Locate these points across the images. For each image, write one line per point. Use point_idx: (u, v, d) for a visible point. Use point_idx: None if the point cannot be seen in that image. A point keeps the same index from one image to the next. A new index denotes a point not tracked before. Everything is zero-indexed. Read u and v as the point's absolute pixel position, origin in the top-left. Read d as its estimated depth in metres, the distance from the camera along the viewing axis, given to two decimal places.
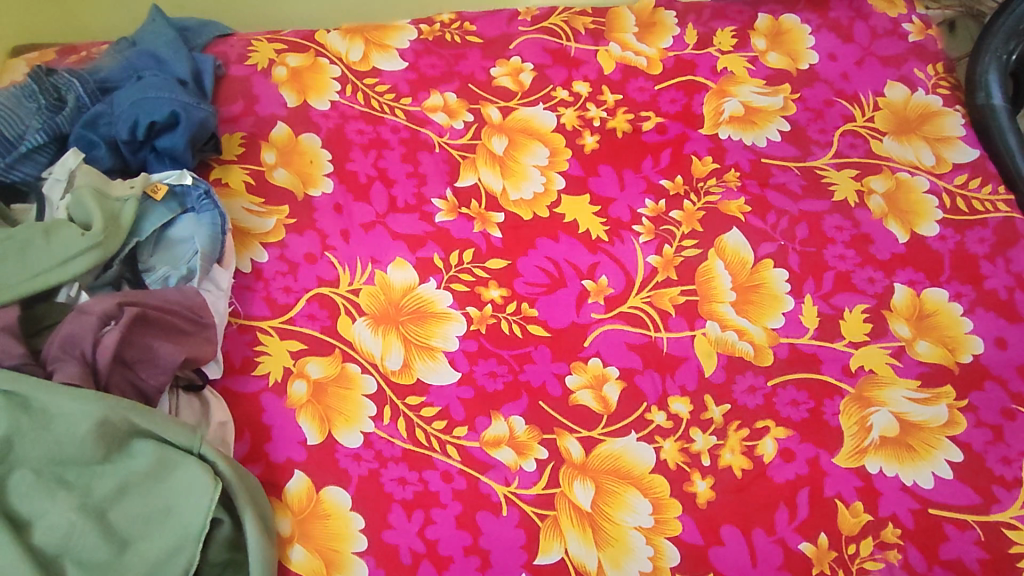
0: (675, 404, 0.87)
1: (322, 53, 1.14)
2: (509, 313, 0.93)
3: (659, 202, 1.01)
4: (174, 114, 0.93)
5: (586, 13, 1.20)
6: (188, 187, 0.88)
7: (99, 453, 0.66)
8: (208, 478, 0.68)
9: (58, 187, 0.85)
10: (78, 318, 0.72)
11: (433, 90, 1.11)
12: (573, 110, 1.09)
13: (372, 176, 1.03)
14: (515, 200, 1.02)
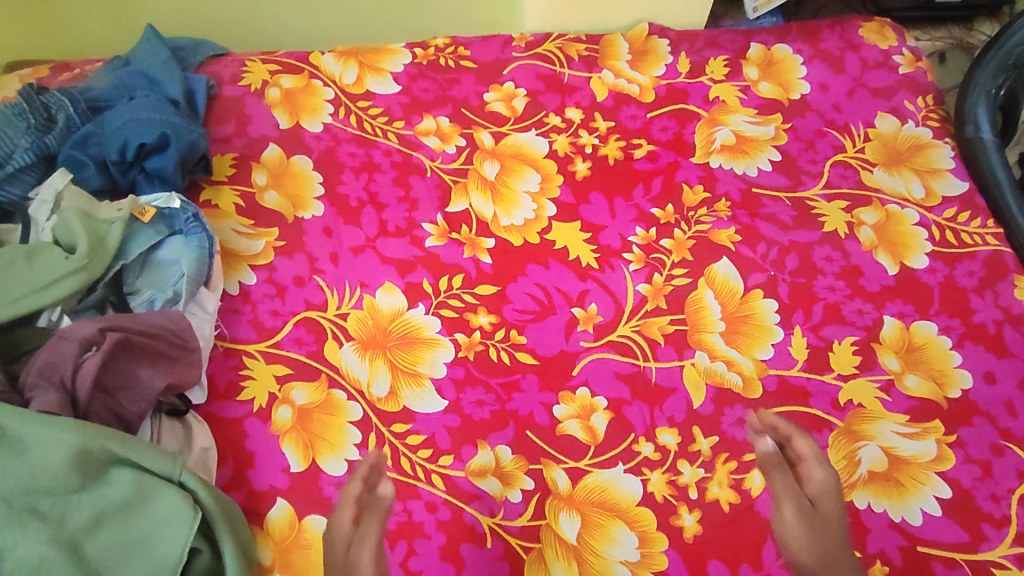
0: (662, 436, 0.86)
1: (316, 75, 1.14)
2: (497, 340, 0.92)
3: (650, 229, 1.01)
4: (164, 136, 0.93)
5: (580, 39, 1.21)
6: (177, 210, 0.87)
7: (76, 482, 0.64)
8: (188, 507, 0.67)
9: (45, 208, 0.85)
10: (58, 344, 0.71)
11: (426, 114, 1.11)
12: (565, 137, 1.10)
13: (362, 199, 1.02)
14: (506, 226, 1.02)
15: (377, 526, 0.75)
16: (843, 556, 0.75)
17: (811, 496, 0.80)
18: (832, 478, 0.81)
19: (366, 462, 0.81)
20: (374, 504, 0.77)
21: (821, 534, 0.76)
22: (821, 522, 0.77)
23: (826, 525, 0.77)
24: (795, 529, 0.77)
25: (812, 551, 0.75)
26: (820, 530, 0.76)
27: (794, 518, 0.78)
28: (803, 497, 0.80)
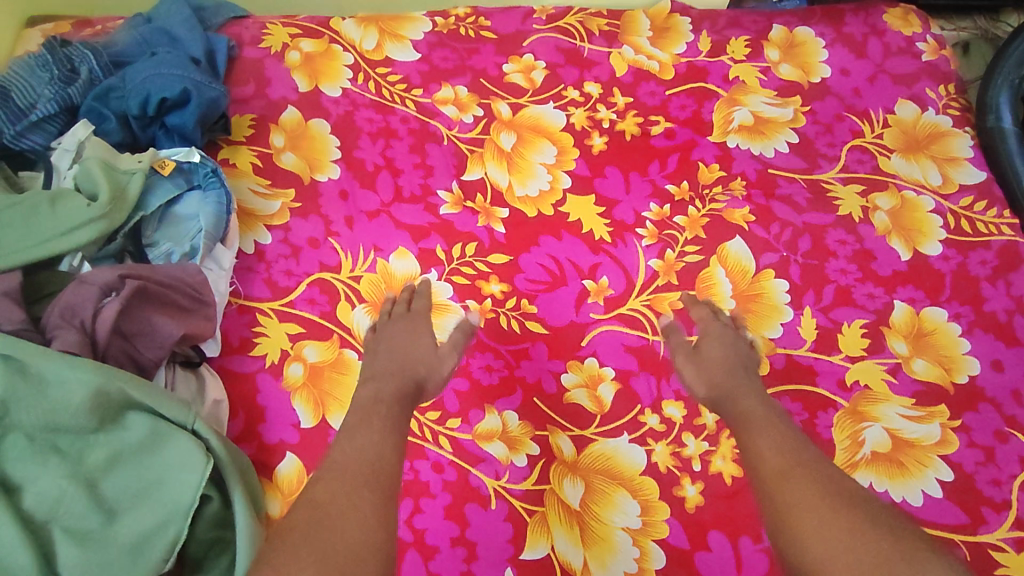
0: (668, 408, 0.87)
1: (336, 40, 1.15)
2: (508, 308, 0.93)
3: (664, 206, 1.02)
4: (186, 91, 0.94)
5: (601, 14, 1.20)
6: (196, 164, 0.88)
7: (92, 422, 0.65)
8: (200, 454, 0.67)
9: (67, 157, 0.86)
10: (79, 288, 0.71)
11: (444, 83, 1.11)
12: (582, 111, 1.09)
13: (379, 164, 1.03)
14: (520, 197, 1.02)
15: (409, 332, 0.84)
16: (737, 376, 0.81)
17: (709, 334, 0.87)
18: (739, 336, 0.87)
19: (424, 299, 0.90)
20: (382, 326, 0.86)
21: (721, 353, 0.84)
22: (739, 351, 0.85)
23: (743, 355, 0.85)
24: (714, 350, 0.85)
25: (720, 370, 0.82)
26: (738, 359, 0.84)
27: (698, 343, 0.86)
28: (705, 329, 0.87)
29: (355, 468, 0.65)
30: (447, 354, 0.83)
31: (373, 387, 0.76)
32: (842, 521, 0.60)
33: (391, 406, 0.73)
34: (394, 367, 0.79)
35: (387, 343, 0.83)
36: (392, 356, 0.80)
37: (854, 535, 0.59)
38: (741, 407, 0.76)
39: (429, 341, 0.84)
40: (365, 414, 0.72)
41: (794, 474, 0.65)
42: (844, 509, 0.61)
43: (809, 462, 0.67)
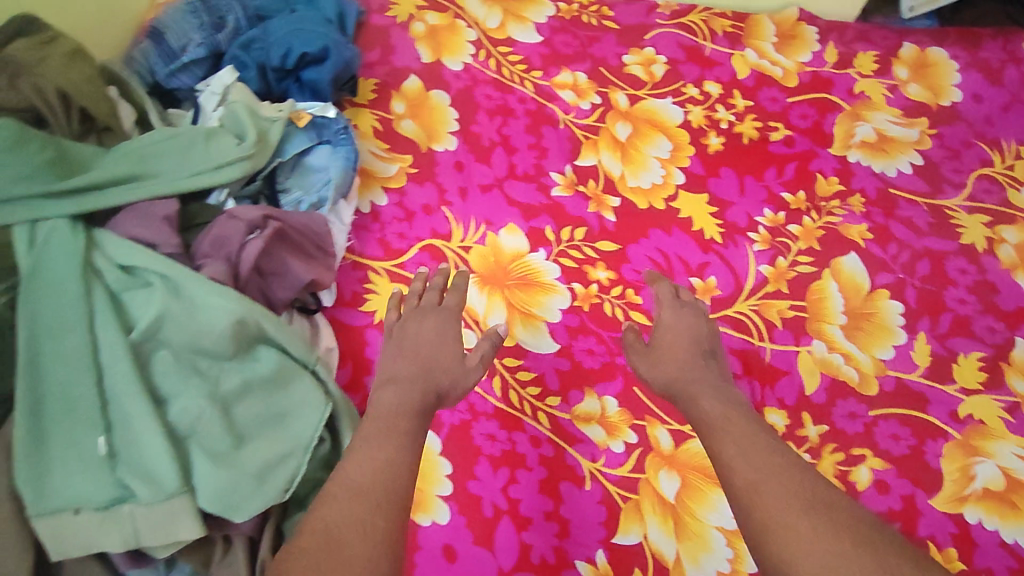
0: (771, 415, 0.86)
1: (461, 16, 1.16)
2: (613, 296, 0.93)
3: (778, 213, 1.00)
4: (325, 49, 0.96)
5: (726, 15, 1.18)
6: (330, 120, 0.91)
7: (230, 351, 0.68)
8: (320, 396, 0.72)
9: (213, 99, 0.89)
10: (227, 222, 0.73)
11: (565, 68, 1.11)
12: (701, 109, 1.08)
13: (495, 141, 1.04)
14: (632, 187, 1.01)
15: (434, 332, 0.75)
16: (703, 370, 0.74)
17: (666, 323, 0.80)
18: (700, 321, 0.80)
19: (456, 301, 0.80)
20: (410, 314, 0.78)
21: (679, 342, 0.78)
22: (700, 333, 0.79)
23: (707, 342, 0.78)
24: (672, 339, 0.78)
25: (673, 358, 0.76)
26: (696, 343, 0.78)
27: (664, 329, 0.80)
28: (666, 315, 0.81)
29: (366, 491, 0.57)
30: (467, 366, 0.74)
31: (393, 391, 0.68)
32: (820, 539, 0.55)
33: (410, 420, 0.65)
34: (414, 370, 0.70)
35: (411, 338, 0.75)
36: (412, 358, 0.72)
37: (852, 555, 0.54)
38: (714, 402, 0.69)
39: (455, 350, 0.74)
40: (382, 429, 0.63)
41: (772, 487, 0.59)
42: (840, 520, 0.56)
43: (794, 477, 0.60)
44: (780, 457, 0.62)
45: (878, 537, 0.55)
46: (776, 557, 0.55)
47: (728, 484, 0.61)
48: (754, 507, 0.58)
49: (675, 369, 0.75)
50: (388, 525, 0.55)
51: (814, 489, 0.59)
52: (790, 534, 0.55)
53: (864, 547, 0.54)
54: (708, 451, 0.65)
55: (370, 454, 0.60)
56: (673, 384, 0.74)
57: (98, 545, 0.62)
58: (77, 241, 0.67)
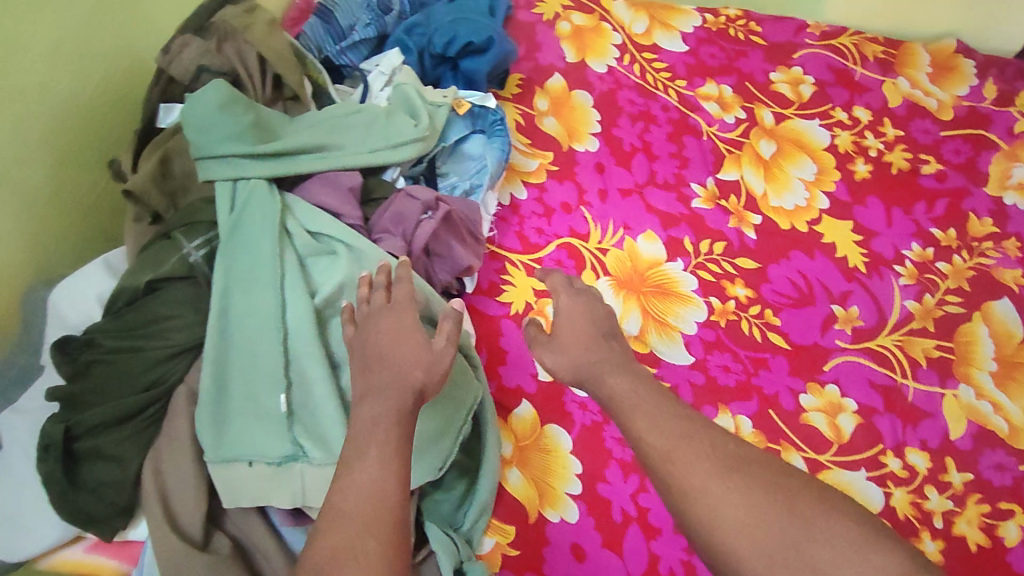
0: (912, 456, 0.83)
1: (607, 19, 1.16)
2: (751, 314, 0.92)
3: (927, 249, 0.96)
4: (489, 40, 0.98)
5: (878, 41, 1.16)
6: (488, 111, 0.93)
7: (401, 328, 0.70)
8: (471, 380, 0.75)
9: (381, 79, 0.91)
10: (406, 200, 0.76)
11: (710, 80, 1.10)
12: (849, 134, 1.06)
13: (636, 146, 1.04)
14: (774, 207, 1.00)
15: (396, 326, 0.58)
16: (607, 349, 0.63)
17: (559, 310, 0.67)
18: (586, 301, 0.68)
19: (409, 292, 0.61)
20: (367, 322, 0.60)
21: (586, 330, 0.65)
22: (598, 314, 0.67)
23: (606, 323, 0.66)
24: (574, 325, 0.65)
25: (579, 346, 0.64)
26: (598, 324, 0.66)
27: (564, 313, 0.67)
28: (564, 301, 0.68)
29: (356, 510, 0.49)
30: (424, 355, 0.56)
31: (374, 404, 0.54)
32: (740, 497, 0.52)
33: (392, 432, 0.53)
34: (387, 379, 0.55)
35: (376, 342, 0.58)
36: (381, 365, 0.56)
37: (770, 512, 0.51)
38: (621, 378, 0.60)
39: (420, 339, 0.57)
40: (361, 440, 0.52)
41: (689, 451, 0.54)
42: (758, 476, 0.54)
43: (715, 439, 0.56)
44: (653, 404, 0.58)
45: (794, 484, 0.53)
46: (697, 523, 0.52)
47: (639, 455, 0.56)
48: (679, 478, 0.53)
49: (583, 356, 0.63)
50: (382, 548, 0.48)
51: (738, 449, 0.55)
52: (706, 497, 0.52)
53: (779, 494, 0.52)
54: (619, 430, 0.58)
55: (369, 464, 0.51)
56: (579, 370, 0.62)
57: (263, 498, 0.63)
58: (269, 208, 0.69)
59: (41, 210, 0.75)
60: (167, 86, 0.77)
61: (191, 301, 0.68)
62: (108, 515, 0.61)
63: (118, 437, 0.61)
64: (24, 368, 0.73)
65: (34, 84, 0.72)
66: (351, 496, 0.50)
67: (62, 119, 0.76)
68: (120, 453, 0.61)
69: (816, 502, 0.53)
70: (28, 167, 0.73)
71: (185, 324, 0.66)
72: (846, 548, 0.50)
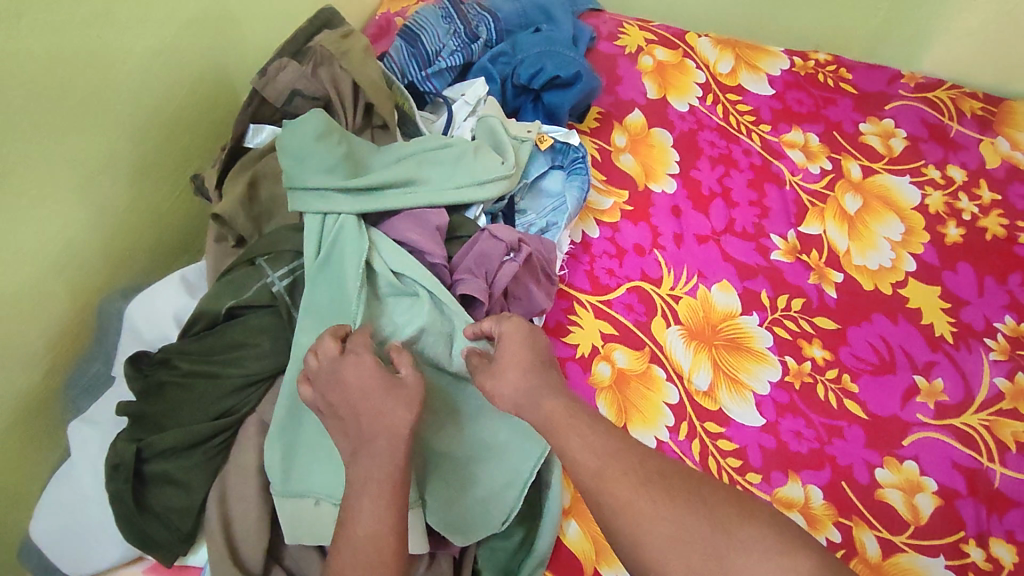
0: (996, 547, 0.78)
1: (691, 56, 1.14)
2: (827, 377, 0.88)
3: (1021, 323, 0.91)
4: (577, 75, 0.97)
5: (976, 97, 1.11)
6: (570, 147, 0.91)
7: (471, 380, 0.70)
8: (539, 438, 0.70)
9: (465, 109, 0.91)
10: (490, 240, 0.75)
11: (796, 127, 1.07)
12: (942, 194, 1.01)
13: (714, 191, 1.01)
14: (858, 266, 0.96)
15: (361, 369, 0.58)
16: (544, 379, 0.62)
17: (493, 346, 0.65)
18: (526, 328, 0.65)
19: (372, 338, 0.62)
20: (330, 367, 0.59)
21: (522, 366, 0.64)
22: (539, 343, 0.65)
23: (543, 354, 0.64)
24: (511, 354, 0.63)
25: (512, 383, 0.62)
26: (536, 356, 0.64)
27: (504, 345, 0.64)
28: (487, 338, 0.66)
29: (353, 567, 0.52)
30: (398, 397, 0.57)
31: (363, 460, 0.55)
32: (658, 508, 0.54)
33: (383, 488, 0.54)
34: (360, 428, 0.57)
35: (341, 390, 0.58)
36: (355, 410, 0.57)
37: (690, 518, 0.53)
38: (555, 401, 0.60)
39: (389, 380, 0.58)
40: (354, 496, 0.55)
41: (611, 467, 0.56)
42: (674, 485, 0.55)
43: (637, 455, 0.58)
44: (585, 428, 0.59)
45: (711, 493, 0.55)
46: (623, 540, 0.54)
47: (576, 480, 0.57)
48: (602, 496, 0.55)
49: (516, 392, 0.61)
50: None
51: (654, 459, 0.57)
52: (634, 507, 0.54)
53: (699, 504, 0.54)
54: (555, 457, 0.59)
55: (373, 512, 0.54)
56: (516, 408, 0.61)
57: (320, 536, 0.62)
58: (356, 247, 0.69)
59: (122, 219, 0.76)
60: (258, 107, 0.77)
61: (270, 330, 0.66)
62: (170, 541, 0.61)
63: (187, 464, 0.61)
64: (95, 377, 0.73)
65: (128, 95, 0.72)
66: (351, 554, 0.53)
67: (149, 130, 0.77)
68: (187, 481, 0.61)
69: (736, 512, 0.54)
70: (114, 175, 0.74)
71: (261, 354, 0.65)
72: (764, 555, 0.51)
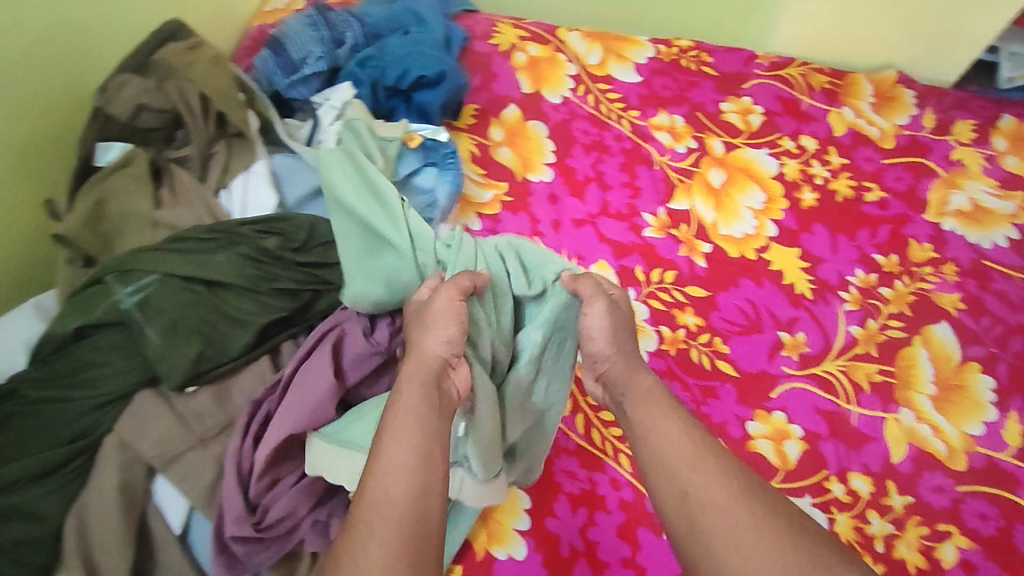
0: (854, 480, 0.84)
1: (562, 50, 1.19)
2: (700, 343, 0.93)
3: (870, 274, 0.99)
4: (442, 73, 1.00)
5: (823, 71, 1.20)
6: (440, 143, 0.94)
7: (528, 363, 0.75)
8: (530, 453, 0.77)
9: (331, 113, 0.92)
10: None
11: (662, 110, 1.13)
12: (796, 163, 1.09)
13: (589, 176, 1.06)
14: (724, 235, 1.02)
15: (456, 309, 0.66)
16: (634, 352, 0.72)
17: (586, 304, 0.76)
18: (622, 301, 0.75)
19: (464, 273, 0.68)
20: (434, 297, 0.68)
21: (621, 328, 0.72)
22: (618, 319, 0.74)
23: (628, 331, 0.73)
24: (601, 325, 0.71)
25: (613, 343, 0.71)
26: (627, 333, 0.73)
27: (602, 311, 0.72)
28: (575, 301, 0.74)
29: (394, 496, 0.54)
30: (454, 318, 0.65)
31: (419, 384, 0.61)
32: (757, 522, 0.55)
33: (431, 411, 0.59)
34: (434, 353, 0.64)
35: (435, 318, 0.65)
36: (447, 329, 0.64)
37: (789, 544, 0.54)
38: (646, 376, 0.69)
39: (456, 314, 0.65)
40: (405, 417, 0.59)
41: (714, 474, 0.59)
42: (776, 509, 0.56)
43: (733, 470, 0.60)
44: (680, 421, 0.64)
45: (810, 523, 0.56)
46: (706, 535, 0.56)
47: (657, 465, 0.62)
48: (692, 488, 0.58)
49: (624, 353, 0.70)
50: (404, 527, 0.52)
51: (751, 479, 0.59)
52: (729, 518, 0.56)
53: (798, 532, 0.55)
54: (636, 424, 0.66)
55: (406, 442, 0.57)
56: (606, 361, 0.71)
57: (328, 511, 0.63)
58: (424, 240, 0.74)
59: None
60: (104, 124, 0.75)
61: (123, 347, 0.66)
62: None
63: (39, 493, 0.60)
64: None
65: None
66: (392, 482, 0.54)
67: None
68: (40, 509, 0.60)
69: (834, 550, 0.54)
70: None
71: (114, 372, 0.65)
72: None
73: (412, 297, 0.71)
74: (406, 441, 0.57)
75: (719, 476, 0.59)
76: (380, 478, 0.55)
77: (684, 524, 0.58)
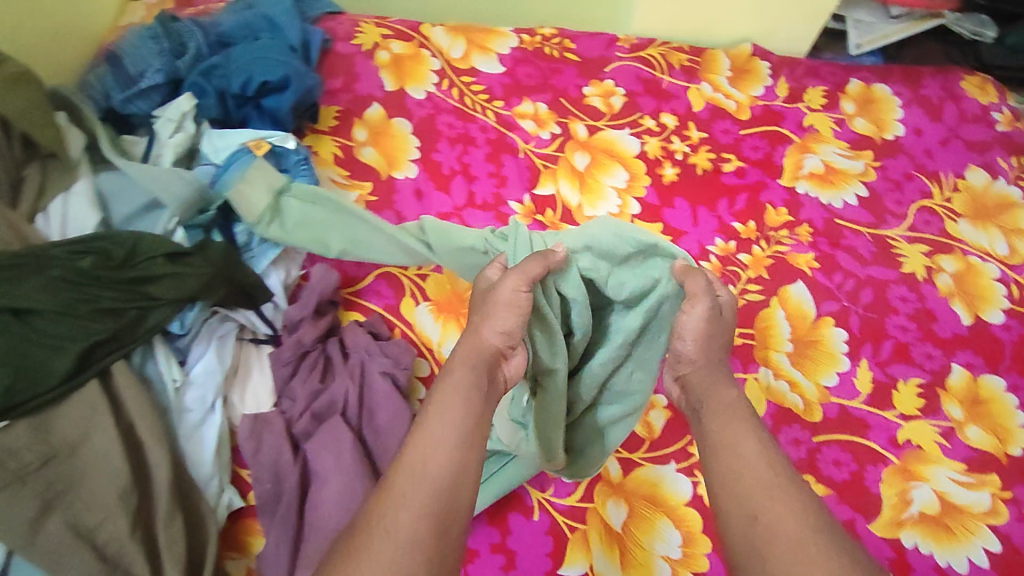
0: None
1: (425, 46, 1.18)
2: None
3: (729, 243, 1.03)
4: (286, 77, 0.98)
5: (683, 50, 1.23)
6: (289, 151, 0.93)
7: (578, 342, 0.76)
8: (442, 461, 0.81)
9: (168, 126, 0.91)
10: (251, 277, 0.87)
11: (526, 98, 1.14)
12: (657, 140, 1.12)
13: (454, 169, 1.06)
14: (589, 217, 1.03)
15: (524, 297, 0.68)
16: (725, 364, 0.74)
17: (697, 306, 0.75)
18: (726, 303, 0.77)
19: (534, 259, 0.70)
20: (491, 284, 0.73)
21: (715, 336, 0.74)
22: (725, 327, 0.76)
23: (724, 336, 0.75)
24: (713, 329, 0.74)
25: (703, 346, 0.73)
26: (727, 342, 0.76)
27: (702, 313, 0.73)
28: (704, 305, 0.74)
29: (432, 477, 0.59)
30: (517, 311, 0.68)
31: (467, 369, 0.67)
32: (819, 552, 0.55)
33: (473, 400, 0.64)
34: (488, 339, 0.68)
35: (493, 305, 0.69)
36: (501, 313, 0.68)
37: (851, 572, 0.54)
38: (729, 390, 0.71)
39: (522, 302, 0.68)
40: (447, 401, 0.64)
41: (776, 501, 0.60)
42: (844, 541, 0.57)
43: (809, 505, 0.60)
44: (761, 445, 0.65)
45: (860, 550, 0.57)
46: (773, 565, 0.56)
47: (727, 476, 0.63)
48: (762, 515, 0.59)
49: (709, 356, 0.73)
50: (430, 508, 0.57)
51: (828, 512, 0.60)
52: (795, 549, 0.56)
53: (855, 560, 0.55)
54: (718, 442, 0.66)
55: (448, 423, 0.62)
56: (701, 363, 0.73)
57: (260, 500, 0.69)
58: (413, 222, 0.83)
59: None
60: None
61: None
62: None
63: None
64: None
65: None
66: (427, 464, 0.59)
67: None
68: None
69: None
70: None
71: None
72: None
73: (485, 275, 0.75)
74: (445, 428, 0.62)
75: (786, 503, 0.59)
76: (421, 461, 0.60)
77: (750, 554, 0.58)
